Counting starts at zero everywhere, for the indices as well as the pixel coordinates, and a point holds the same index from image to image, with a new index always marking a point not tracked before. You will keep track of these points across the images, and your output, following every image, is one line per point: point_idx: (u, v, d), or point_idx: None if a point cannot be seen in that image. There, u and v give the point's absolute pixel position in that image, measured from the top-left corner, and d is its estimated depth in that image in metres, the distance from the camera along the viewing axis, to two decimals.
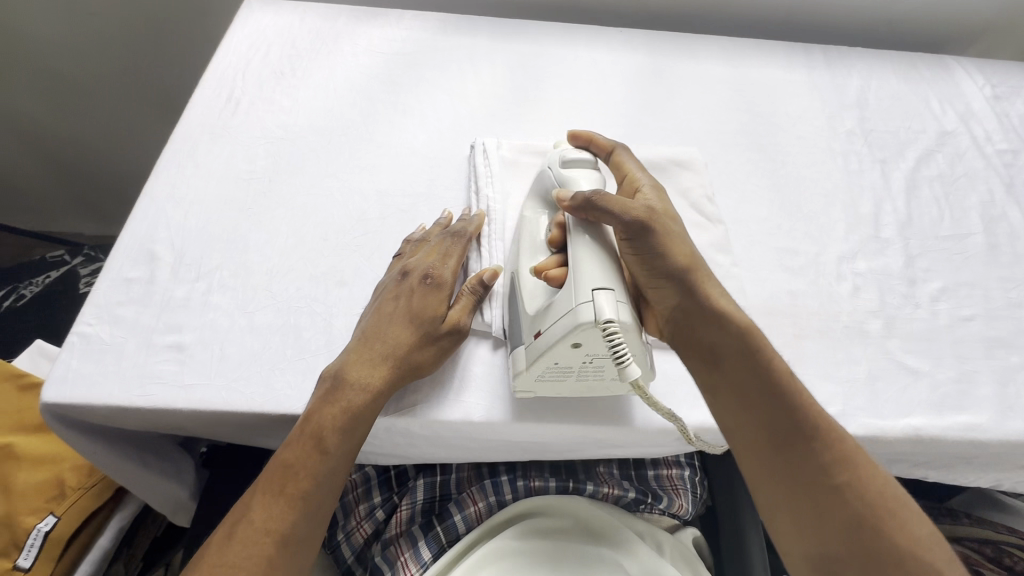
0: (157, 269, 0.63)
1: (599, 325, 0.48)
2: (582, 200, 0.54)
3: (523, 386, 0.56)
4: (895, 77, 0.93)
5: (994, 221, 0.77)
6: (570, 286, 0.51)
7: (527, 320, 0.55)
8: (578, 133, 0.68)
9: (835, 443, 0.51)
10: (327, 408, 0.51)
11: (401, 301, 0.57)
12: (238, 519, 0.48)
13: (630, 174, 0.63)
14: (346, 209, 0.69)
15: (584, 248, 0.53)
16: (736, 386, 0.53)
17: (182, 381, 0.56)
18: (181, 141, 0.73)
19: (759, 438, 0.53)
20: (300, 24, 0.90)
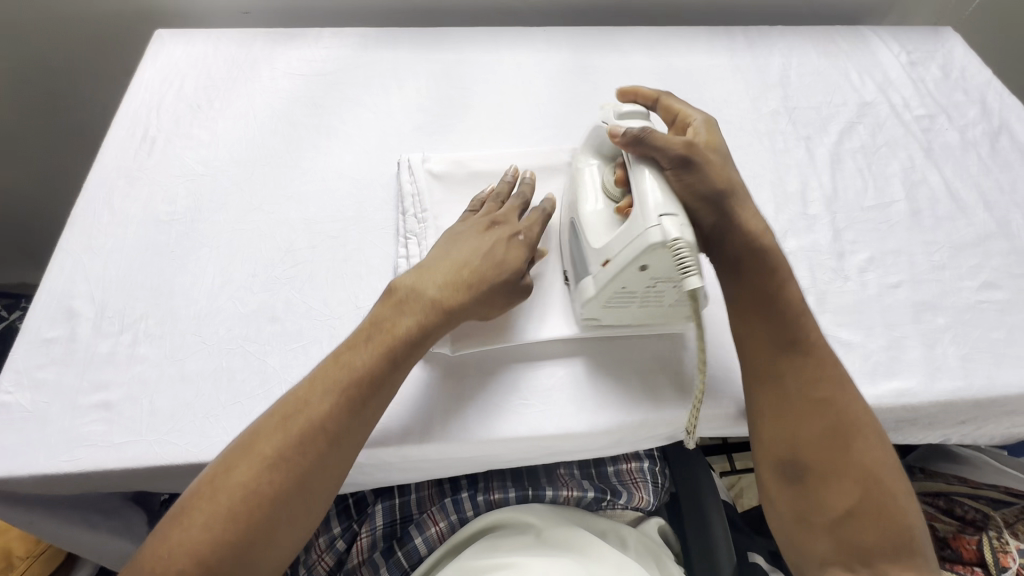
0: (78, 326, 0.60)
1: (668, 245, 0.49)
2: (633, 135, 0.54)
3: (589, 313, 0.59)
4: (815, 53, 0.95)
5: (915, 187, 0.79)
6: (637, 210, 0.52)
7: (593, 251, 0.57)
8: (624, 87, 0.66)
9: (837, 377, 0.56)
10: (369, 347, 0.54)
11: (489, 244, 0.59)
12: (258, 429, 0.50)
13: (681, 113, 0.63)
14: (274, 241, 0.68)
15: (644, 178, 0.53)
16: (772, 313, 0.57)
17: (111, 440, 0.54)
18: (97, 187, 0.71)
19: (782, 400, 0.55)
20: (215, 53, 0.87)
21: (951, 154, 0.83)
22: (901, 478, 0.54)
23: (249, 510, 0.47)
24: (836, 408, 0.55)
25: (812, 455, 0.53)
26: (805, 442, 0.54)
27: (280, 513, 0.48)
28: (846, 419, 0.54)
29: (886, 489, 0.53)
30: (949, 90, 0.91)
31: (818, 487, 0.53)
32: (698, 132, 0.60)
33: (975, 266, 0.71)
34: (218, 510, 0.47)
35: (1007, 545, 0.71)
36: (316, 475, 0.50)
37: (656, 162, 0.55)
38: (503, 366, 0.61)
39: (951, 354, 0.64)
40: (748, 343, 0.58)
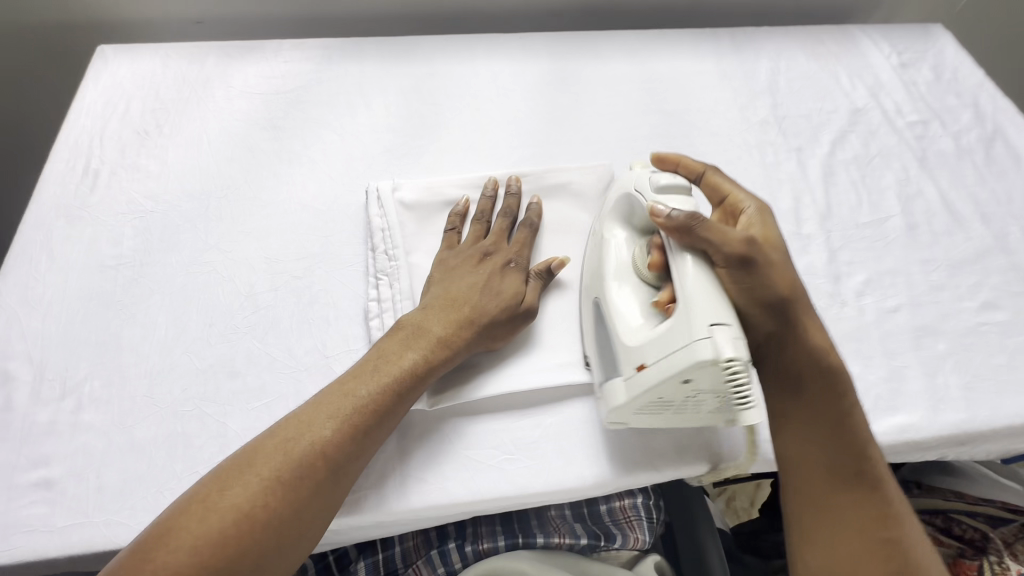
0: (14, 391, 0.55)
1: (721, 363, 0.45)
2: (680, 221, 0.49)
3: (617, 417, 0.53)
4: (803, 56, 0.91)
5: (910, 200, 0.76)
6: (682, 316, 0.47)
7: (625, 350, 0.52)
8: (662, 154, 0.60)
9: (880, 474, 0.52)
10: (374, 377, 0.51)
11: (482, 279, 0.58)
12: (234, 464, 0.45)
13: (732, 195, 0.57)
14: (232, 285, 0.63)
15: (694, 276, 0.48)
16: (823, 417, 0.53)
17: (54, 524, 0.49)
18: (33, 230, 0.65)
19: (830, 511, 0.51)
20: (163, 70, 0.80)
21: (946, 163, 0.80)
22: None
23: (211, 556, 0.41)
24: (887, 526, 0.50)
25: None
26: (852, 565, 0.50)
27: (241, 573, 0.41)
28: (898, 542, 0.50)
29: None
30: (942, 93, 0.88)
31: None
32: (752, 224, 0.55)
33: (974, 285, 0.69)
34: (202, 529, 0.41)
35: (1008, 570, 0.71)
36: (311, 503, 0.45)
37: (706, 256, 0.50)
38: (480, 419, 0.57)
39: (953, 382, 0.62)
40: (794, 448, 0.53)
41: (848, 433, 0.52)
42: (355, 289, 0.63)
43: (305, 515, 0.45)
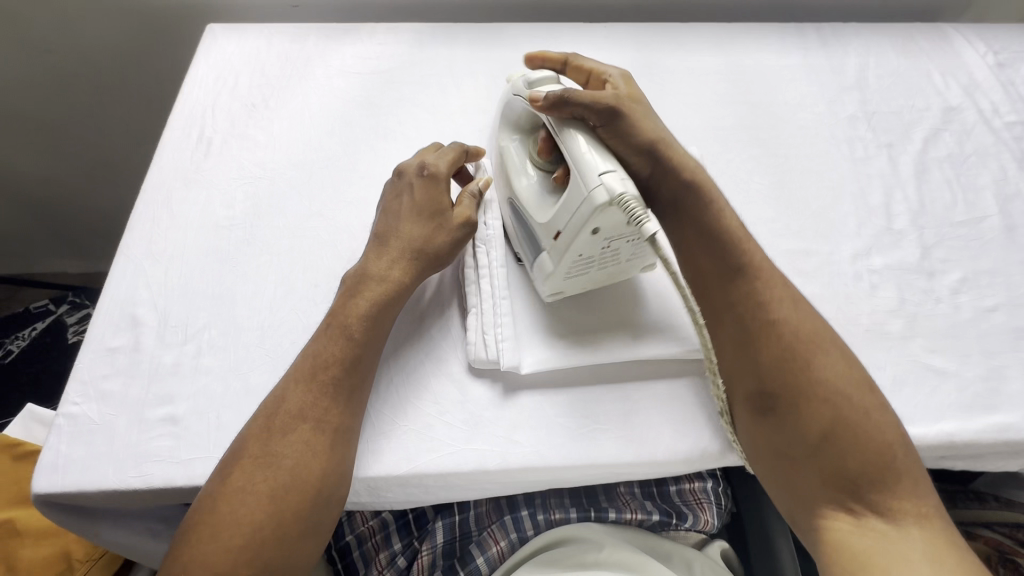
0: (141, 335, 0.59)
1: (614, 201, 0.50)
2: (554, 99, 0.56)
3: (552, 287, 0.59)
4: (894, 53, 0.89)
5: (1009, 200, 0.74)
6: (576, 176, 0.53)
7: (541, 228, 0.57)
8: (532, 53, 0.71)
9: (780, 294, 0.56)
10: (330, 340, 0.55)
11: (403, 198, 0.63)
12: (242, 438, 0.51)
13: (595, 71, 0.67)
14: (335, 250, 0.66)
15: (573, 140, 0.54)
16: (717, 245, 0.58)
17: (179, 456, 0.53)
18: (154, 189, 0.70)
19: (732, 322, 0.55)
20: (268, 49, 0.85)
21: None
22: (873, 393, 0.51)
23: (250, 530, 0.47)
24: (786, 326, 0.54)
25: (777, 383, 0.52)
26: (768, 370, 0.52)
27: (280, 538, 0.47)
28: (801, 338, 0.53)
29: (860, 410, 0.50)
30: None
31: (789, 417, 0.51)
32: (617, 87, 0.65)
33: None
34: (225, 519, 0.47)
35: None
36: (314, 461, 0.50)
37: (584, 121, 0.57)
38: (569, 389, 0.58)
39: None
40: (696, 264, 0.59)
41: (736, 257, 0.57)
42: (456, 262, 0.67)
43: (310, 468, 0.49)
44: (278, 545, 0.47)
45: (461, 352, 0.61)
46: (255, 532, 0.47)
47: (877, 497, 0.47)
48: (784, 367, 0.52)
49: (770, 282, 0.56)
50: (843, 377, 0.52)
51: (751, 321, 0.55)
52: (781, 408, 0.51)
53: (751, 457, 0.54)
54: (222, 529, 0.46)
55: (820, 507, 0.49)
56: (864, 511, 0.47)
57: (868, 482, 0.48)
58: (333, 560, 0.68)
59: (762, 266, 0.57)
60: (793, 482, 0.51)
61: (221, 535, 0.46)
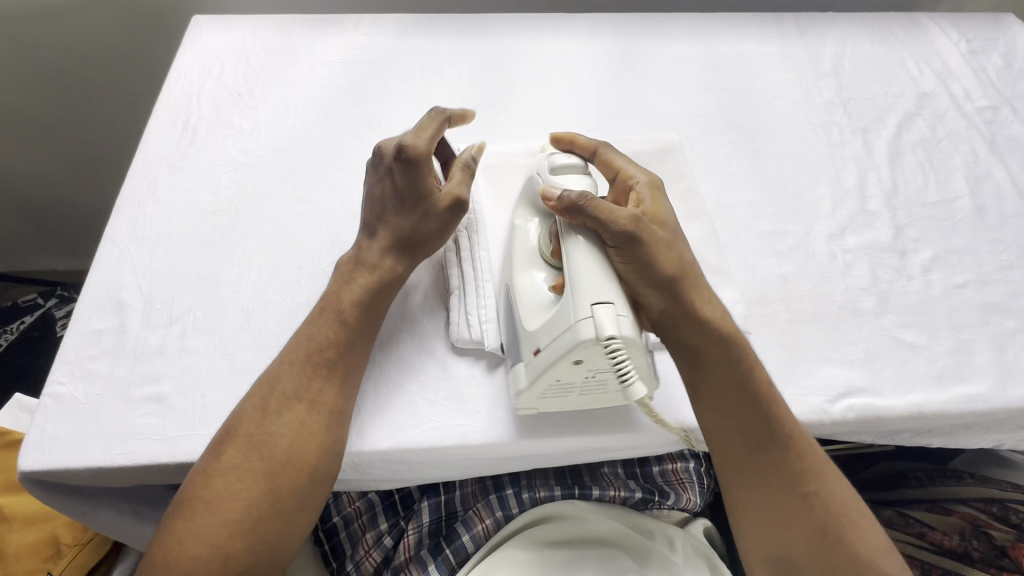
0: (127, 317, 0.60)
1: (601, 341, 0.46)
2: (569, 201, 0.52)
3: (526, 404, 0.54)
4: (869, 41, 0.91)
5: (979, 182, 0.76)
6: (569, 299, 0.49)
7: (525, 334, 0.53)
8: (560, 134, 0.65)
9: (811, 462, 0.53)
10: (324, 323, 0.55)
11: (387, 187, 0.59)
12: (237, 413, 0.52)
13: (624, 172, 0.61)
14: (319, 234, 0.67)
15: (580, 259, 0.50)
16: (745, 394, 0.53)
17: (165, 434, 0.54)
18: (140, 177, 0.70)
19: (756, 482, 0.53)
20: (253, 40, 0.85)
21: (1017, 148, 0.79)
22: (891, 554, 0.51)
23: (250, 498, 0.48)
24: (817, 496, 0.52)
25: (798, 551, 0.51)
26: (788, 535, 0.52)
27: (276, 506, 0.49)
28: (831, 508, 0.52)
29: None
30: (1013, 80, 0.87)
31: None
32: (642, 200, 0.57)
33: None
34: (221, 495, 0.48)
35: None
36: (309, 435, 0.51)
37: (596, 234, 0.52)
38: None
39: (1023, 358, 0.62)
40: (719, 413, 0.54)
41: (766, 412, 0.53)
42: None
43: (305, 447, 0.50)
44: (271, 520, 0.49)
45: (444, 331, 0.62)
46: (249, 509, 0.48)
47: None
48: (813, 536, 0.51)
49: (798, 439, 0.54)
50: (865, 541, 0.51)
51: (766, 467, 0.53)
52: (805, 575, 0.51)
53: None
54: (218, 502, 0.48)
55: None
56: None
57: None
58: (320, 541, 0.68)
59: (790, 421, 0.54)
60: None
61: (219, 511, 0.48)
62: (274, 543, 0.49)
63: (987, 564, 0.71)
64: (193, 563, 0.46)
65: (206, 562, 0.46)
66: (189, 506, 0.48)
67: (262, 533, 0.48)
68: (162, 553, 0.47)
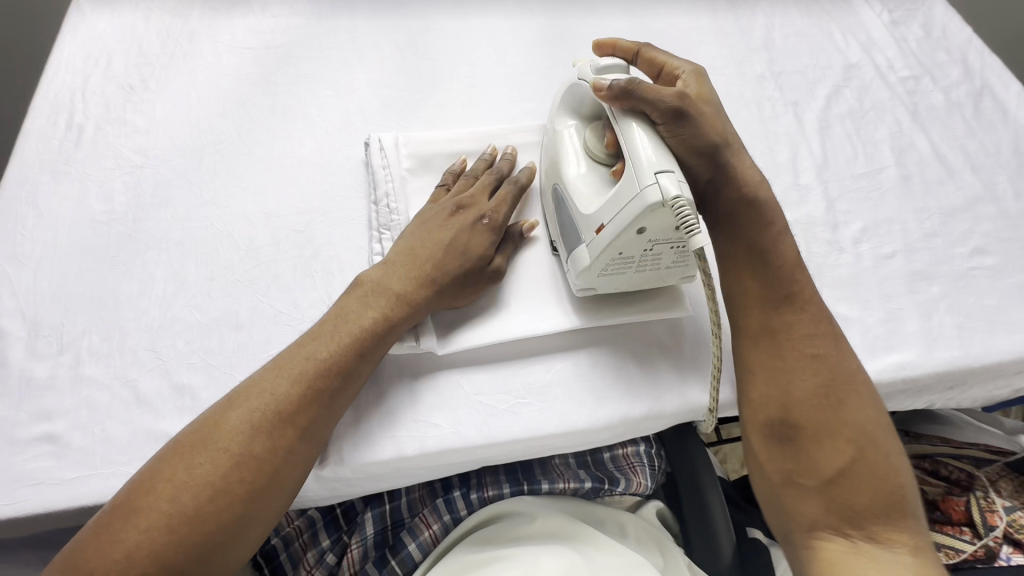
0: (8, 347, 0.53)
1: (667, 204, 0.47)
2: (620, 89, 0.52)
3: (583, 283, 0.56)
4: (797, 13, 0.91)
5: (903, 152, 0.77)
6: (630, 172, 0.50)
7: (584, 219, 0.54)
8: (600, 41, 0.64)
9: (825, 333, 0.55)
10: (332, 340, 0.50)
11: (454, 235, 0.56)
12: (208, 421, 0.47)
13: (668, 65, 0.61)
14: (232, 239, 0.61)
15: (634, 132, 0.51)
16: (776, 279, 0.56)
17: (60, 476, 0.48)
18: (17, 185, 0.62)
19: (770, 359, 0.54)
20: (146, 25, 0.77)
21: (937, 117, 0.81)
22: (888, 433, 0.53)
23: (207, 518, 0.43)
24: (825, 365, 0.54)
25: (803, 412, 0.52)
26: (796, 398, 0.53)
27: (234, 531, 0.44)
28: (837, 376, 0.54)
29: (876, 444, 0.52)
30: (932, 50, 0.89)
31: (808, 448, 0.52)
32: (687, 85, 0.59)
33: (965, 232, 0.71)
34: (181, 506, 0.43)
35: (993, 504, 0.71)
36: (283, 458, 0.46)
37: (647, 116, 0.53)
38: (497, 365, 0.57)
39: (947, 323, 0.64)
40: (741, 292, 0.57)
41: (785, 284, 0.56)
42: (375, 236, 0.62)
43: (287, 471, 0.46)
44: (225, 543, 0.44)
45: None
46: (201, 521, 0.43)
47: (875, 526, 0.49)
48: (819, 406, 0.53)
49: (817, 316, 0.56)
50: (867, 413, 0.53)
51: (795, 329, 0.55)
52: (801, 439, 0.52)
53: (757, 485, 0.55)
54: (163, 517, 0.43)
55: (818, 531, 0.51)
56: (860, 538, 0.49)
57: (873, 513, 0.50)
58: (260, 567, 0.64)
59: (809, 296, 0.56)
60: (793, 509, 0.52)
61: (176, 527, 0.42)
62: (216, 569, 0.44)
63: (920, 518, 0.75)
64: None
65: None
66: (126, 518, 0.42)
67: (209, 559, 0.43)
68: (92, 562, 0.41)
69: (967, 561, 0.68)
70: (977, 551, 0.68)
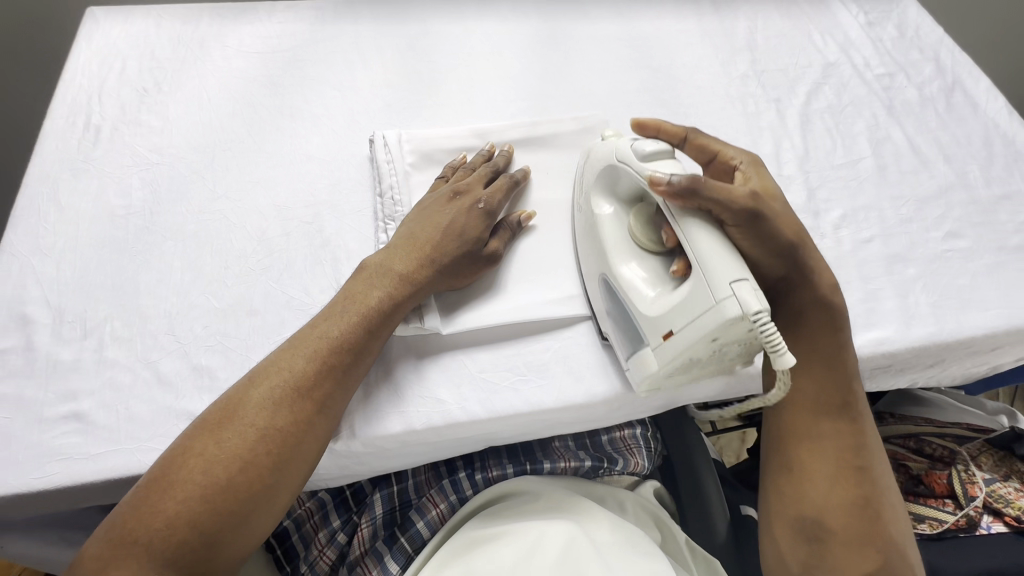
0: (34, 333, 0.56)
1: (748, 317, 0.46)
2: (681, 185, 0.50)
3: (647, 381, 0.56)
4: (778, 15, 0.96)
5: (880, 143, 0.82)
6: (701, 278, 0.48)
7: (648, 322, 0.52)
8: (642, 120, 0.64)
9: (868, 447, 0.57)
10: (344, 317, 0.53)
11: (450, 220, 0.59)
12: (232, 397, 0.49)
13: (721, 152, 0.62)
14: (245, 231, 0.64)
15: (703, 234, 0.49)
16: (830, 384, 0.58)
17: (87, 452, 0.51)
18: (39, 183, 0.65)
19: (810, 460, 0.57)
20: (157, 31, 0.80)
21: (912, 111, 0.86)
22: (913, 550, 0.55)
23: (237, 489, 0.46)
24: (866, 478, 0.56)
25: (835, 522, 0.54)
26: (831, 505, 0.55)
27: (260, 501, 0.47)
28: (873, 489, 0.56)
29: (901, 556, 0.54)
30: (906, 49, 0.94)
31: (834, 551, 0.54)
32: (749, 178, 0.59)
33: (939, 217, 0.75)
34: (213, 478, 0.46)
35: (974, 476, 0.74)
36: (303, 432, 0.49)
37: (711, 215, 0.51)
38: (498, 346, 0.60)
39: (923, 301, 0.67)
40: (796, 398, 0.59)
41: (841, 394, 0.58)
42: (380, 225, 0.65)
43: (308, 443, 0.49)
44: (254, 511, 0.47)
45: None
46: (234, 492, 0.46)
47: None
48: (852, 512, 0.54)
49: (864, 430, 0.58)
50: (898, 526, 0.55)
51: (833, 439, 0.57)
52: (829, 541, 0.54)
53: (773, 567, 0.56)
54: (197, 486, 0.45)
55: None
56: None
57: None
58: (272, 547, 0.67)
59: (859, 408, 0.58)
60: None
61: (210, 497, 0.45)
62: (244, 536, 0.47)
63: (905, 493, 0.77)
64: (177, 548, 0.44)
65: (185, 548, 0.44)
66: (163, 489, 0.45)
67: (238, 527, 0.46)
68: (134, 533, 0.44)
69: (950, 531, 0.71)
70: (958, 521, 0.71)
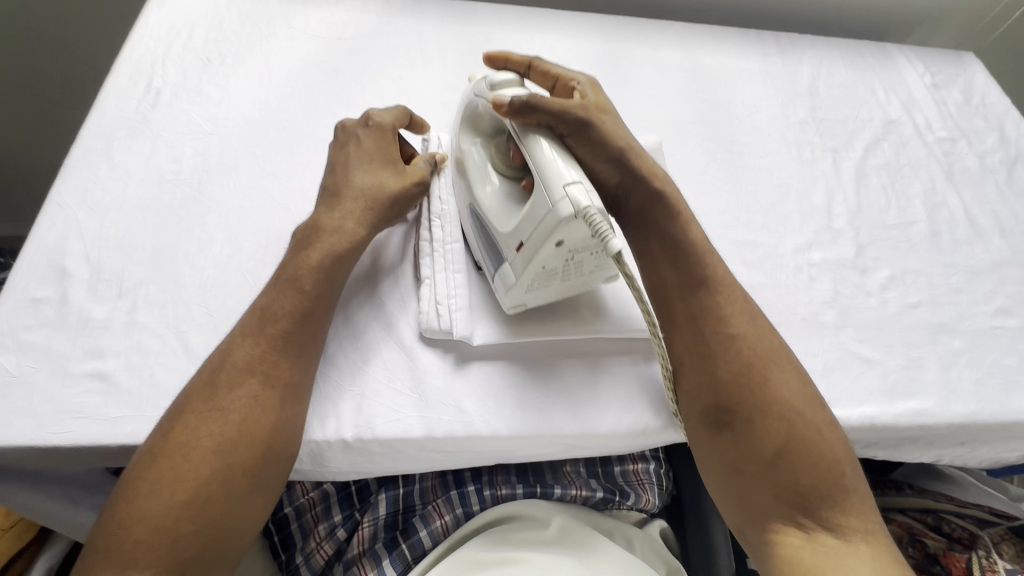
0: (70, 288, 0.56)
1: (580, 215, 0.47)
2: (519, 104, 0.52)
3: (513, 300, 0.56)
4: (843, 65, 0.94)
5: (935, 208, 0.80)
6: (540, 189, 0.50)
7: (502, 237, 0.54)
8: (491, 54, 0.63)
9: (735, 310, 0.56)
10: (274, 288, 0.52)
11: (351, 148, 0.60)
12: (186, 393, 0.47)
13: (563, 77, 0.63)
14: (288, 213, 0.64)
15: (539, 147, 0.51)
16: (685, 274, 0.57)
17: (106, 413, 0.50)
18: (94, 137, 0.65)
19: (694, 346, 0.55)
20: (228, 4, 0.81)
21: (970, 179, 0.84)
22: (823, 411, 0.53)
23: (208, 483, 0.44)
24: (745, 342, 0.54)
25: (734, 397, 0.52)
26: (725, 381, 0.53)
27: (232, 493, 0.44)
28: (759, 353, 0.54)
29: (809, 423, 0.52)
30: (970, 115, 0.92)
31: (743, 432, 0.51)
32: (586, 95, 0.61)
33: (990, 292, 0.72)
34: (177, 477, 0.43)
35: (996, 564, 0.70)
36: (259, 412, 0.47)
37: (551, 129, 0.53)
38: (521, 363, 0.59)
39: (966, 377, 0.65)
40: (659, 284, 0.58)
41: (699, 271, 0.57)
42: (408, 230, 0.65)
43: (262, 419, 0.47)
44: (234, 498, 0.44)
45: (413, 319, 0.60)
46: (203, 487, 0.44)
47: (827, 514, 0.48)
48: (740, 382, 0.53)
49: (735, 307, 0.57)
50: (790, 387, 0.53)
51: (705, 315, 0.56)
52: (736, 423, 0.52)
53: (706, 472, 0.53)
54: (164, 484, 0.43)
55: (774, 525, 0.49)
56: (815, 527, 0.48)
57: (818, 497, 0.49)
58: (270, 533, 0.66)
59: (722, 280, 0.58)
60: (739, 496, 0.51)
61: (175, 497, 0.43)
62: (228, 533, 0.44)
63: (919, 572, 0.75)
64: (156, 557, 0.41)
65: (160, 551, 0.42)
66: (128, 497, 0.43)
67: (212, 526, 0.43)
68: (107, 547, 0.42)
69: None
70: None
